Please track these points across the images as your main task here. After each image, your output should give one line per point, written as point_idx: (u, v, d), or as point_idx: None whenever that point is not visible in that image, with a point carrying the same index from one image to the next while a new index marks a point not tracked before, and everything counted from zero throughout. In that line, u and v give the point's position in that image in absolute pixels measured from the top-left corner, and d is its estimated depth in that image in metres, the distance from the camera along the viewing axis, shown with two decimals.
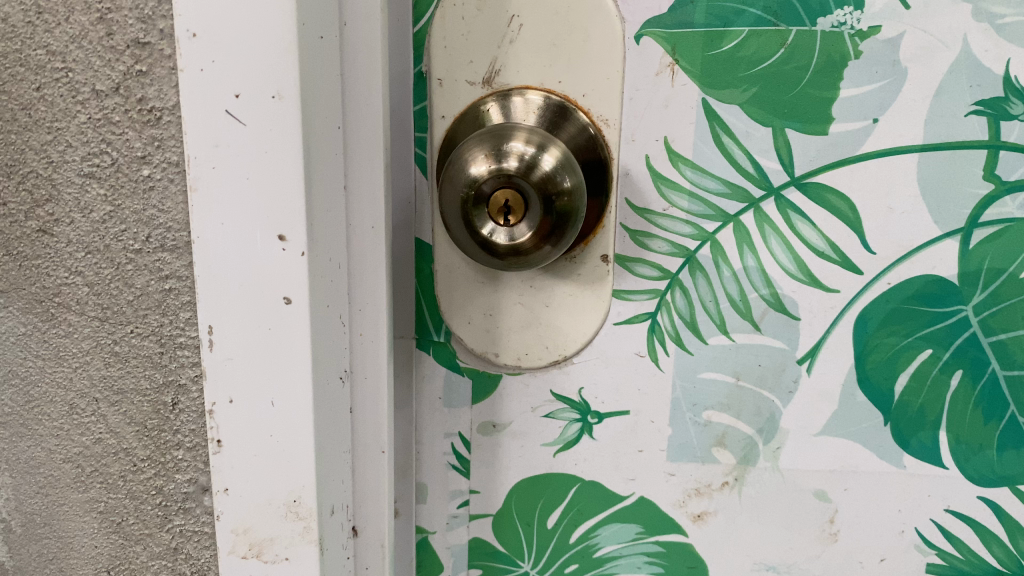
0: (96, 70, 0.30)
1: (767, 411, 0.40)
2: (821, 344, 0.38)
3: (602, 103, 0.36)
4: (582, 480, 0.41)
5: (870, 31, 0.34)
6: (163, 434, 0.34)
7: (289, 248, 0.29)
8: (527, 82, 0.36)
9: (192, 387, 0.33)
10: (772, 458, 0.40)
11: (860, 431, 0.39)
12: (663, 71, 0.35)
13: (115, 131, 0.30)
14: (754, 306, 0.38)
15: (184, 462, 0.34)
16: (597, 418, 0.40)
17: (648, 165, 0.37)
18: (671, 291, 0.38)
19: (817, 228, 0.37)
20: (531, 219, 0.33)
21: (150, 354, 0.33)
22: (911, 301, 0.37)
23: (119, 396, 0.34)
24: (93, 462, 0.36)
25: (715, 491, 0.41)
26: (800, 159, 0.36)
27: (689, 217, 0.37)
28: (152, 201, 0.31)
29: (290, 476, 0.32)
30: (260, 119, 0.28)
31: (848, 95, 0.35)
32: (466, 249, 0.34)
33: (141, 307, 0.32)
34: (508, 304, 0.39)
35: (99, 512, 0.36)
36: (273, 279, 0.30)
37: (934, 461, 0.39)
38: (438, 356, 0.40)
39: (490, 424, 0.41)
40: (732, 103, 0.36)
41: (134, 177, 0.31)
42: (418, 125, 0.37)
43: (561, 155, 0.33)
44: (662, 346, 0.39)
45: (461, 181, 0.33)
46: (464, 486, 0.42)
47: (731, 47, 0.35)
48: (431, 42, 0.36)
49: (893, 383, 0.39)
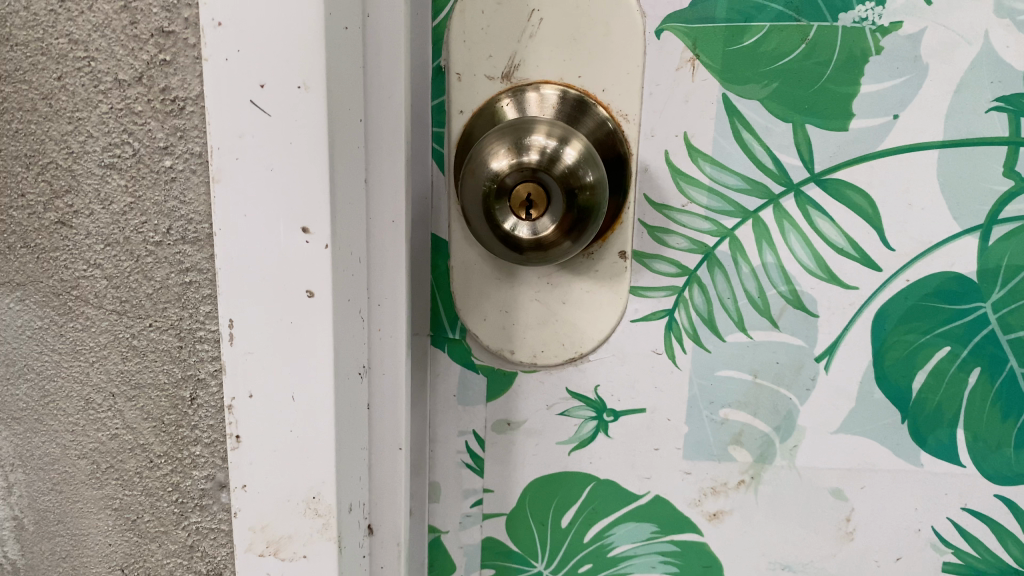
0: (118, 60, 0.30)
1: (784, 408, 0.39)
2: (839, 341, 0.38)
3: (622, 99, 0.36)
4: (596, 479, 0.41)
5: (891, 27, 0.34)
6: (180, 429, 0.34)
7: (313, 240, 0.29)
8: (546, 77, 0.36)
9: (211, 381, 0.33)
10: (789, 456, 0.40)
11: (877, 429, 0.39)
12: (683, 66, 0.35)
13: (137, 121, 0.30)
14: (772, 303, 0.38)
15: (202, 459, 0.34)
16: (613, 416, 0.40)
17: (668, 160, 0.37)
18: (689, 287, 0.38)
19: (836, 225, 0.37)
20: (553, 213, 0.33)
21: (169, 348, 0.33)
22: (930, 298, 0.37)
23: (136, 391, 0.34)
24: (108, 458, 0.35)
25: (731, 490, 0.41)
26: (820, 155, 0.36)
27: (708, 213, 0.37)
28: (174, 192, 0.31)
29: (310, 472, 0.31)
30: (285, 109, 0.28)
31: (869, 90, 0.35)
32: (487, 243, 0.34)
33: (160, 301, 0.32)
34: (524, 301, 0.38)
35: (114, 509, 0.36)
36: (296, 272, 0.29)
37: (951, 459, 0.39)
38: (453, 354, 0.40)
39: (505, 422, 0.41)
40: (753, 98, 0.35)
41: (156, 168, 0.31)
42: (435, 120, 0.37)
43: (583, 148, 0.33)
44: (680, 343, 0.39)
45: (482, 176, 0.33)
46: (478, 485, 0.42)
47: (752, 42, 0.35)
48: (450, 36, 0.35)
49: (910, 381, 0.39)
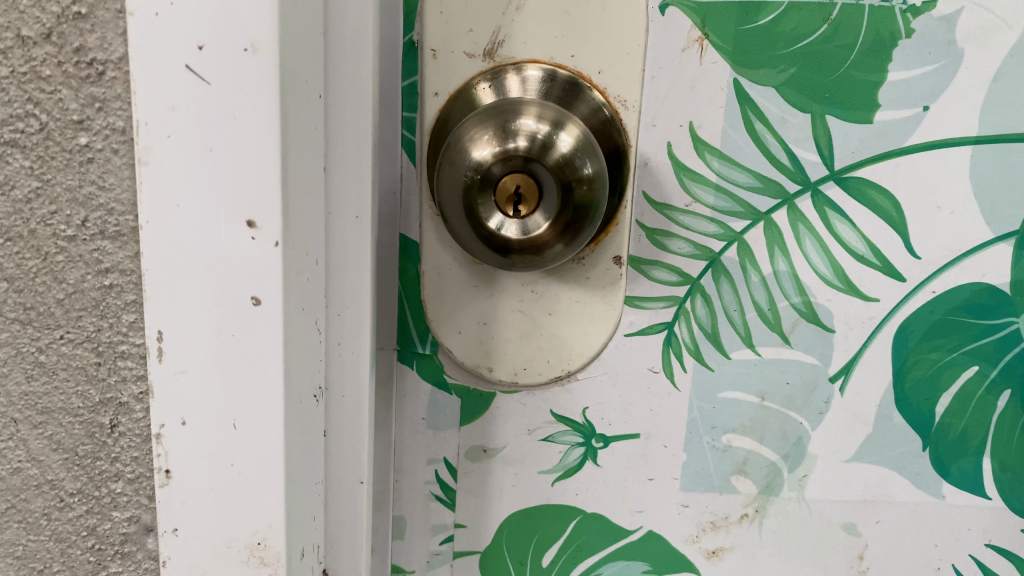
0: (21, 12, 0.23)
1: (794, 434, 0.35)
2: (856, 360, 0.34)
3: (621, 82, 0.31)
4: (583, 512, 0.37)
5: (923, 7, 0.30)
6: (99, 463, 0.27)
7: (260, 238, 0.24)
8: (533, 56, 0.31)
9: (136, 407, 0.26)
10: (798, 487, 0.36)
11: (895, 457, 0.35)
12: (690, 47, 0.31)
13: (45, 88, 0.24)
14: (783, 316, 0.34)
15: (123, 498, 0.27)
16: (603, 442, 0.35)
17: (670, 154, 0.32)
18: (692, 298, 0.34)
19: (857, 229, 0.33)
20: (546, 209, 0.29)
21: (84, 366, 0.26)
22: (957, 312, 0.34)
23: (44, 417, 0.27)
24: (8, 497, 0.28)
25: (732, 525, 0.37)
26: (841, 151, 0.32)
27: (714, 214, 0.33)
28: (90, 175, 0.24)
29: (256, 511, 0.26)
30: (228, 76, 0.23)
31: (896, 78, 0.31)
32: (466, 244, 0.30)
33: (73, 308, 0.26)
34: (506, 313, 0.33)
35: (15, 557, 0.28)
36: (238, 274, 0.24)
37: (977, 491, 0.36)
38: (423, 372, 0.35)
39: (480, 449, 0.36)
40: (768, 85, 0.31)
41: (68, 147, 0.24)
42: (406, 104, 0.32)
43: (580, 134, 0.28)
44: (679, 361, 0.34)
45: (462, 166, 0.28)
46: (449, 520, 0.37)
47: (769, 21, 0.30)
48: (425, 6, 0.30)
49: (934, 404, 0.35)
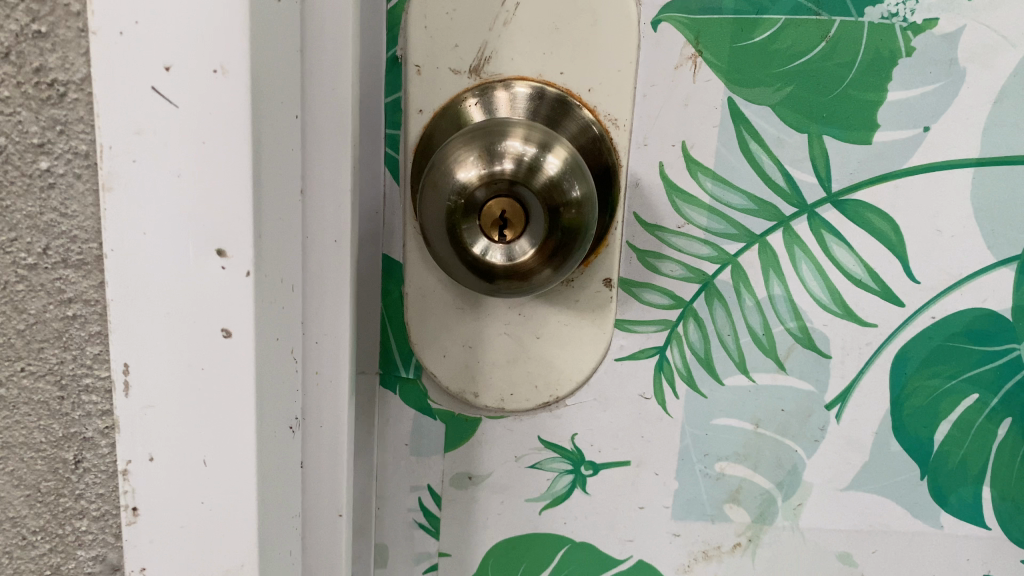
0: None
1: (789, 462, 0.34)
2: (854, 386, 0.33)
3: (612, 101, 0.30)
4: (571, 541, 0.36)
5: (924, 25, 0.29)
6: (62, 500, 0.26)
7: (231, 267, 0.23)
8: (521, 72, 0.30)
9: (101, 442, 0.25)
10: (792, 516, 0.35)
11: (892, 486, 0.35)
12: (683, 64, 0.30)
13: (3, 110, 0.23)
14: (779, 342, 0.33)
15: (88, 536, 0.26)
16: (592, 469, 0.34)
17: (662, 174, 0.31)
18: (684, 322, 0.33)
19: (854, 252, 0.32)
20: (532, 235, 0.27)
21: (47, 400, 0.25)
22: (957, 338, 0.33)
23: (5, 452, 0.26)
24: None
25: (725, 554, 0.36)
26: (839, 172, 0.31)
27: (708, 236, 0.32)
28: (52, 202, 0.23)
29: (228, 550, 0.25)
30: (195, 99, 0.21)
31: (896, 98, 0.30)
32: (449, 269, 0.29)
33: (34, 340, 0.24)
34: (492, 337, 0.32)
35: None
36: (208, 305, 0.23)
37: (975, 520, 0.35)
38: (406, 397, 0.34)
39: (466, 476, 0.35)
40: (764, 104, 0.30)
41: (27, 172, 0.23)
42: (390, 120, 0.31)
43: (568, 156, 0.27)
44: (671, 386, 0.33)
45: (446, 189, 0.27)
46: (433, 548, 0.36)
47: (765, 38, 0.29)
48: (409, 20, 0.29)
49: (933, 432, 0.34)
